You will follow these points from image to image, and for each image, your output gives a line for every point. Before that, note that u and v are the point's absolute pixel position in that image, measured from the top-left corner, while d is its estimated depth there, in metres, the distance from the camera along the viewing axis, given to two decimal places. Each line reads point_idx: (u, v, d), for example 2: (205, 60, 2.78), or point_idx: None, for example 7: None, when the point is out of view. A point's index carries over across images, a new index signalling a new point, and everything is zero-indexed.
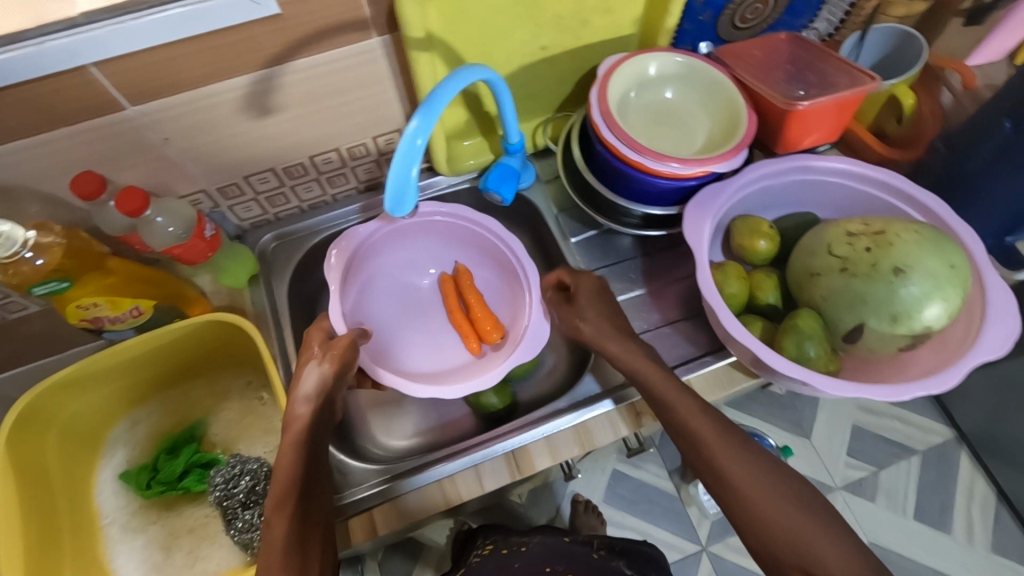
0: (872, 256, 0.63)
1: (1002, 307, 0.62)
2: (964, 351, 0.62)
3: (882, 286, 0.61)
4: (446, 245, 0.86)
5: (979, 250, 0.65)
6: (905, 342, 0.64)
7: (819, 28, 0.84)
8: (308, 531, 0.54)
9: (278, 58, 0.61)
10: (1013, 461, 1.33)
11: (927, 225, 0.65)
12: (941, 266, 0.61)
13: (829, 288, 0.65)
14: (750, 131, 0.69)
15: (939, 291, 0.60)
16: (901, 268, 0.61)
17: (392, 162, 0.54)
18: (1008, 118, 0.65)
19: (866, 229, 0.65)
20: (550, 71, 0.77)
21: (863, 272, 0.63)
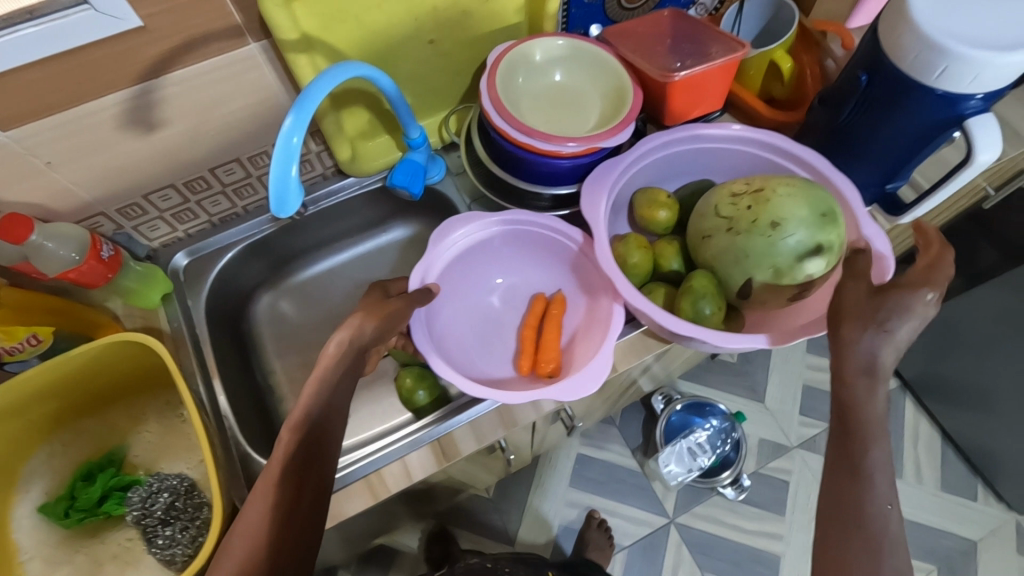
0: (752, 213, 0.65)
1: (876, 250, 0.65)
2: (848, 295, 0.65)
3: (761, 240, 0.64)
4: (530, 258, 0.83)
5: (854, 198, 0.69)
6: (792, 293, 0.66)
7: (706, 3, 0.88)
8: (308, 475, 0.54)
9: (153, 71, 0.60)
10: (952, 402, 1.39)
11: (803, 178, 0.67)
12: (815, 215, 0.63)
13: (719, 248, 0.68)
14: (635, 106, 0.72)
15: (816, 240, 0.63)
16: (777, 221, 0.63)
17: (272, 160, 0.55)
18: (864, 71, 0.65)
19: (748, 188, 0.68)
20: (444, 64, 0.79)
21: (745, 229, 0.65)
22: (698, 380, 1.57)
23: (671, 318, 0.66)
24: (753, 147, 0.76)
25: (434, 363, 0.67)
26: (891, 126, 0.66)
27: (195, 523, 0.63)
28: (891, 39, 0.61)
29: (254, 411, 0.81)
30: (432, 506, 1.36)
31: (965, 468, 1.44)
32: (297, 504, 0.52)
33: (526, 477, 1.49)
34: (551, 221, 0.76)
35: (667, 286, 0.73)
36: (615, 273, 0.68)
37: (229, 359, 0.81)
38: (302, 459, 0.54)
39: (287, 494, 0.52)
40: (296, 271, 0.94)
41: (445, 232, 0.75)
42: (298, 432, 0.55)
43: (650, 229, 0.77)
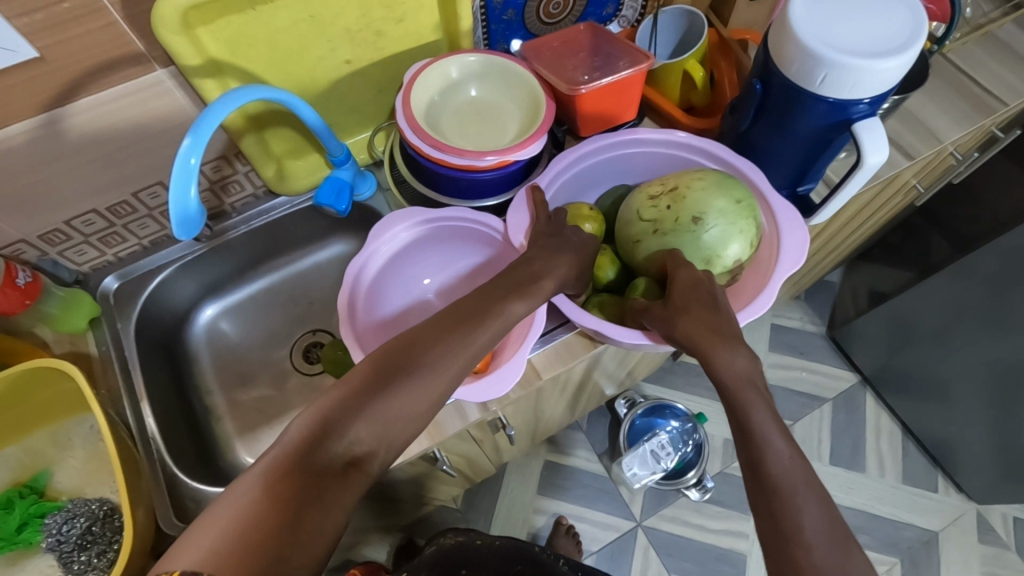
0: (673, 213, 0.66)
1: (786, 222, 0.69)
2: (771, 271, 0.67)
3: (688, 237, 0.65)
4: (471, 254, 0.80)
5: (764, 182, 0.72)
6: (726, 279, 0.68)
7: (627, 16, 0.91)
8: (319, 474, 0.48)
9: (58, 100, 0.61)
10: (909, 395, 1.42)
11: (712, 170, 0.68)
12: (730, 206, 0.65)
13: (648, 251, 0.68)
14: (547, 119, 0.74)
15: (734, 228, 0.65)
16: (698, 216, 0.64)
17: (171, 184, 0.56)
18: (758, 80, 0.68)
19: (663, 188, 0.68)
20: (364, 83, 0.80)
21: (670, 229, 0.66)
22: (661, 383, 1.59)
23: (613, 327, 0.66)
24: (670, 149, 0.78)
25: None
26: (790, 130, 0.69)
27: (113, 548, 0.63)
28: (779, 51, 0.63)
29: (189, 432, 0.81)
30: (397, 519, 1.36)
31: (925, 459, 1.47)
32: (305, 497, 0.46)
33: (493, 486, 1.49)
34: (481, 219, 0.74)
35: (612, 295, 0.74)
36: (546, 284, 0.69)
37: (161, 381, 0.82)
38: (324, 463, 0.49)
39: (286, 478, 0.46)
40: (236, 290, 0.94)
41: (380, 233, 0.73)
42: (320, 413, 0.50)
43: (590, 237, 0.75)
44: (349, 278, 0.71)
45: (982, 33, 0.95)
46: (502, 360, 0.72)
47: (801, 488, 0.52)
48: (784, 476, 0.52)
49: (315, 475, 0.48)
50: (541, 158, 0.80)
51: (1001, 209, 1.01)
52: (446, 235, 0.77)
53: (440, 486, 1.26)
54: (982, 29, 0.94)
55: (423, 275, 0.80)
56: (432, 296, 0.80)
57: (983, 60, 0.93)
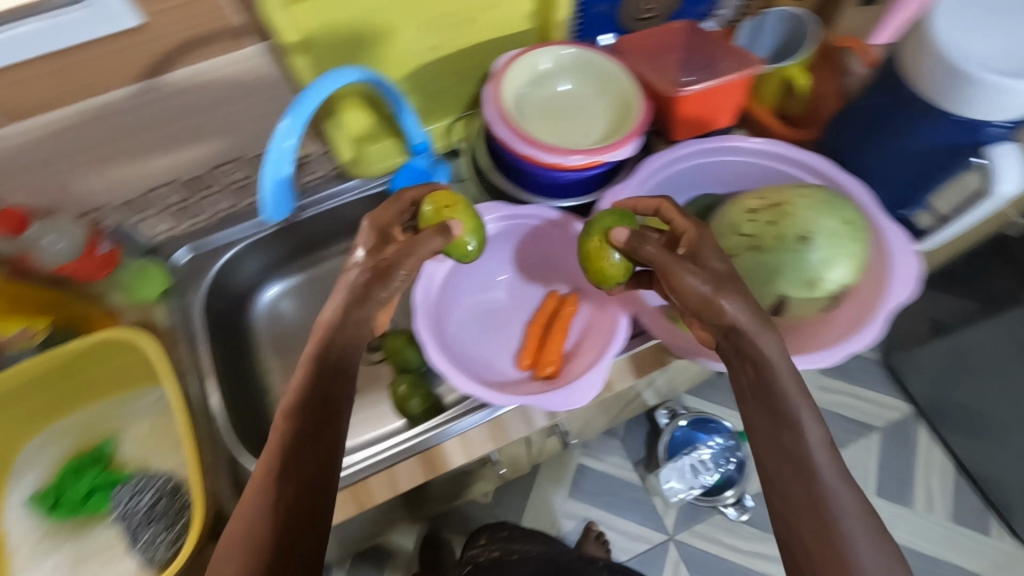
0: (775, 229, 0.62)
1: (897, 248, 0.64)
2: (878, 299, 0.63)
3: (792, 256, 0.60)
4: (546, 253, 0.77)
5: (871, 204, 0.67)
6: (826, 305, 0.63)
7: (724, 15, 0.86)
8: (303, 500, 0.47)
9: (153, 70, 0.61)
10: (970, 434, 1.34)
11: (818, 187, 0.64)
12: (839, 228, 0.61)
13: (744, 268, 0.63)
14: (642, 120, 0.70)
15: (842, 250, 0.60)
16: (804, 235, 0.60)
17: (264, 163, 0.56)
18: (880, 93, 0.63)
19: (766, 203, 0.64)
20: (449, 70, 0.78)
21: (773, 246, 0.61)
22: (704, 397, 1.54)
23: (704, 346, 0.63)
24: (765, 161, 0.74)
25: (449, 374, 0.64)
26: (907, 149, 0.64)
27: (178, 525, 0.62)
28: (912, 63, 0.59)
29: (246, 410, 0.80)
30: (425, 510, 1.35)
31: (979, 501, 1.39)
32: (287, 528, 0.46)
33: (524, 485, 1.47)
34: (562, 218, 0.72)
35: None
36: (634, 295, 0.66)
37: (222, 357, 0.81)
38: (291, 489, 0.47)
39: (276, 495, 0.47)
40: (298, 270, 0.93)
41: None
42: (294, 411, 0.50)
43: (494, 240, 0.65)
44: (424, 273, 0.69)
45: None
46: (576, 368, 0.69)
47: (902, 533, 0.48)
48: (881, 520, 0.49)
49: (292, 501, 0.47)
50: (628, 162, 0.76)
51: None
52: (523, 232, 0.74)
53: (475, 481, 1.25)
54: None
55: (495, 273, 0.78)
56: (502, 295, 0.78)
57: None
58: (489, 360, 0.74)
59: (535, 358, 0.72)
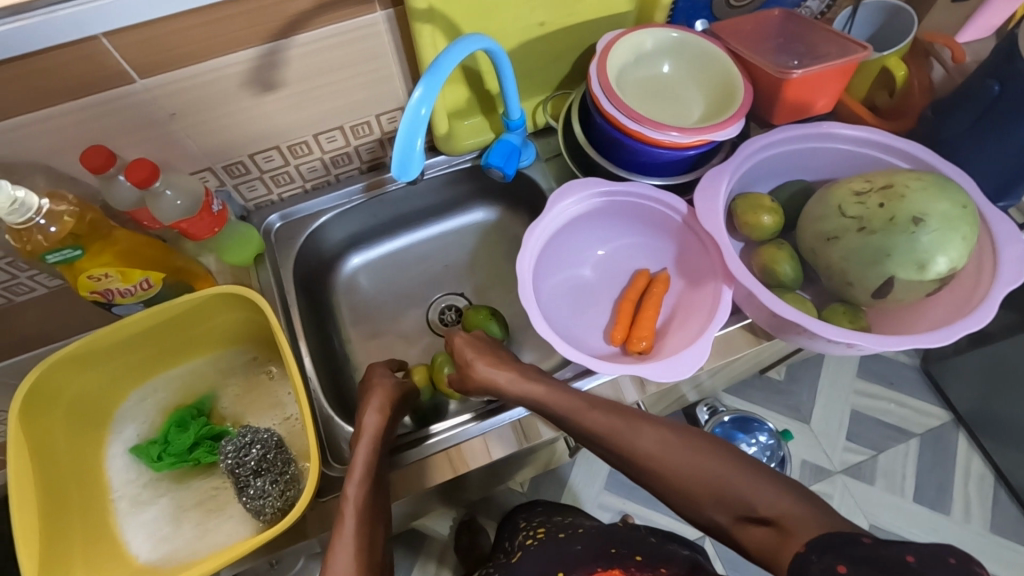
0: (886, 211, 0.62)
1: (1006, 235, 0.64)
2: (986, 284, 0.63)
3: (905, 237, 0.61)
4: (637, 231, 0.78)
5: (975, 190, 0.67)
6: (932, 289, 0.64)
7: (811, 7, 0.83)
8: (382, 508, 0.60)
9: (282, 31, 0.62)
10: (1011, 444, 1.34)
11: (929, 172, 0.65)
12: (954, 211, 0.61)
13: (850, 249, 0.64)
14: (746, 100, 0.71)
15: (958, 232, 0.60)
16: (919, 217, 0.61)
17: (399, 129, 0.56)
18: (995, 80, 0.64)
19: (873, 187, 0.65)
20: (547, 49, 0.79)
21: (882, 228, 0.62)
22: (743, 395, 1.53)
23: (815, 321, 0.63)
24: (861, 148, 0.75)
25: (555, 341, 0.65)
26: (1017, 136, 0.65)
27: (284, 477, 0.63)
28: None
29: (329, 376, 0.82)
30: (465, 496, 1.36)
31: (1020, 512, 1.39)
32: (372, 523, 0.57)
33: (562, 475, 1.48)
34: (660, 194, 0.73)
35: (793, 293, 0.71)
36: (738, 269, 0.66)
37: (309, 324, 0.83)
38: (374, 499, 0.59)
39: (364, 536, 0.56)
40: (374, 244, 0.95)
41: (559, 200, 0.72)
42: (366, 477, 0.59)
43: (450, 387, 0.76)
44: (526, 244, 0.70)
45: None
46: (673, 343, 0.70)
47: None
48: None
49: (377, 503, 0.59)
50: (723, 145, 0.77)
51: None
52: (618, 208, 0.75)
53: (520, 467, 1.26)
54: None
55: (585, 250, 0.79)
56: (590, 271, 0.79)
57: None
58: (579, 334, 0.75)
59: (629, 333, 0.73)
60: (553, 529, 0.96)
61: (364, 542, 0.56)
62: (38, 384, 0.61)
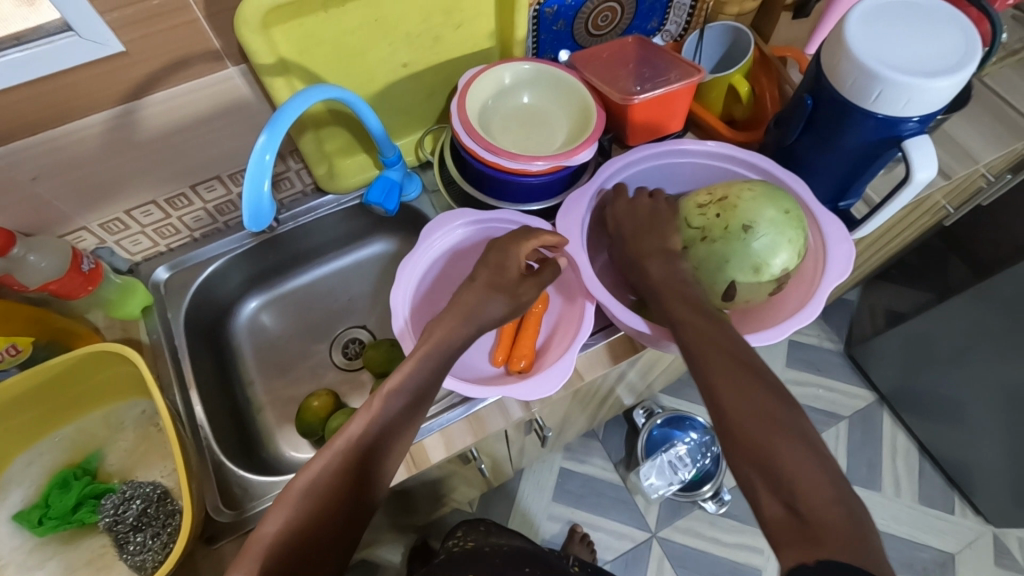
0: (723, 221, 0.67)
1: (834, 235, 0.70)
2: (819, 281, 0.69)
3: (738, 244, 0.66)
4: None
5: (807, 194, 0.73)
6: (772, 289, 0.69)
7: (670, 31, 0.93)
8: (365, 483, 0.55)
9: (135, 92, 0.64)
10: (928, 416, 1.42)
11: (760, 181, 0.70)
12: (779, 216, 0.66)
13: (697, 259, 0.68)
14: (597, 127, 0.76)
15: (784, 236, 0.66)
16: (748, 225, 0.66)
17: (246, 178, 0.58)
18: (810, 95, 0.70)
19: (712, 198, 0.70)
20: (417, 86, 0.82)
21: (720, 236, 0.67)
22: (678, 395, 1.59)
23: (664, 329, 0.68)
24: (712, 160, 0.80)
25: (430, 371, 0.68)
26: (837, 144, 0.71)
27: (167, 530, 0.64)
28: (832, 68, 0.65)
29: (231, 421, 0.82)
30: (413, 521, 1.36)
31: (942, 481, 1.46)
32: (361, 476, 0.55)
33: (509, 490, 1.50)
34: (527, 218, 0.76)
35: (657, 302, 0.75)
36: (597, 287, 0.71)
37: (206, 370, 0.83)
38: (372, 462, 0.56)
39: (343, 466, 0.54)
40: (278, 283, 0.96)
41: (429, 233, 0.75)
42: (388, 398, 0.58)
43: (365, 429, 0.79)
44: (400, 279, 0.72)
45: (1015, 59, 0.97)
46: (548, 359, 0.73)
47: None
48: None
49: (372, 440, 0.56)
50: (588, 166, 0.82)
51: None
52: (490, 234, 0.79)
53: (461, 487, 1.28)
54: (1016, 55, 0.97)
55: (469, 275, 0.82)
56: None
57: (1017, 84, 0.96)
58: (466, 358, 0.77)
59: (509, 352, 0.76)
60: (480, 543, 0.94)
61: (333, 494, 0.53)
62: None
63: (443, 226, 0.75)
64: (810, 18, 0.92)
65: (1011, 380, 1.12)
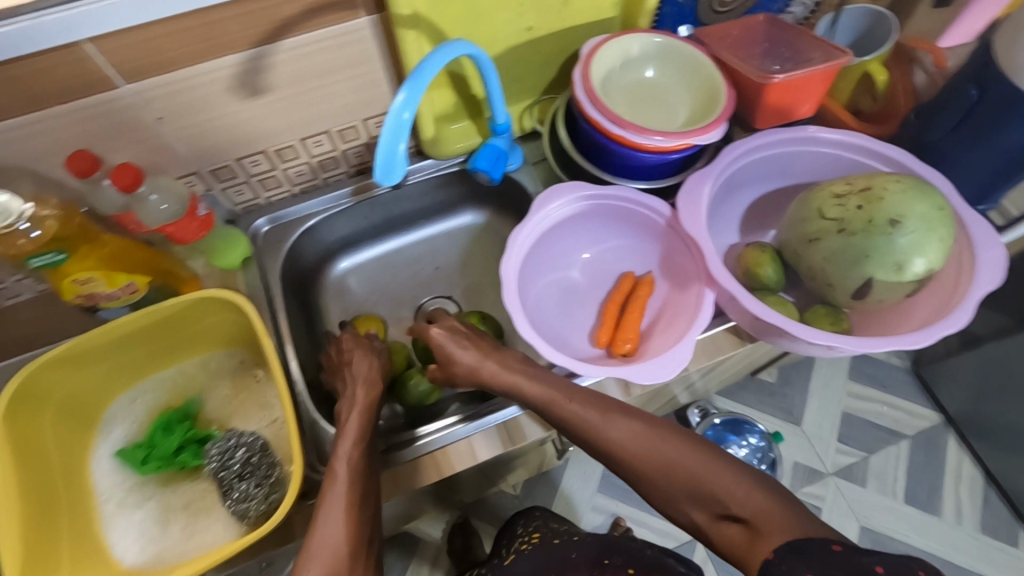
0: (864, 213, 0.63)
1: (984, 238, 0.65)
2: (964, 287, 0.64)
3: (882, 239, 0.61)
4: (621, 233, 0.79)
5: (953, 192, 0.68)
6: (911, 289, 0.64)
7: (795, 13, 0.88)
8: (372, 478, 0.59)
9: (270, 36, 0.63)
10: (1004, 445, 1.34)
11: (908, 174, 0.65)
12: (931, 209, 0.62)
13: (829, 250, 0.66)
14: (728, 107, 0.71)
15: (934, 235, 0.61)
16: (896, 219, 0.61)
17: (382, 135, 0.57)
18: (975, 85, 0.65)
19: (856, 187, 0.66)
20: (534, 53, 0.80)
21: (861, 229, 0.63)
22: (735, 397, 1.53)
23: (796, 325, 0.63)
24: (846, 151, 0.75)
25: (544, 349, 0.65)
26: (998, 141, 0.65)
27: (269, 481, 0.63)
28: (1010, 54, 0.60)
29: (317, 379, 0.82)
30: (459, 498, 1.36)
31: (1008, 512, 1.39)
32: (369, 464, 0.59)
33: (554, 477, 1.49)
34: (645, 197, 0.73)
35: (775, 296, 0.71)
36: (720, 272, 0.66)
37: (297, 327, 0.83)
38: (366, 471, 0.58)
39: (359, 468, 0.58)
40: (363, 247, 0.95)
41: (546, 202, 0.72)
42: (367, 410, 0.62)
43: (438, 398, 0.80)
44: (514, 245, 0.70)
45: None
46: (656, 345, 0.70)
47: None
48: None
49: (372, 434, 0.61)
50: (706, 149, 0.78)
51: None
52: (603, 212, 0.76)
53: (512, 470, 1.26)
54: None
55: (569, 250, 0.79)
56: (575, 274, 0.79)
57: None
58: (566, 336, 0.75)
59: (613, 334, 0.73)
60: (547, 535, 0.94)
61: (354, 505, 0.56)
62: (104, 346, 0.66)
63: (560, 197, 0.73)
64: None
65: None
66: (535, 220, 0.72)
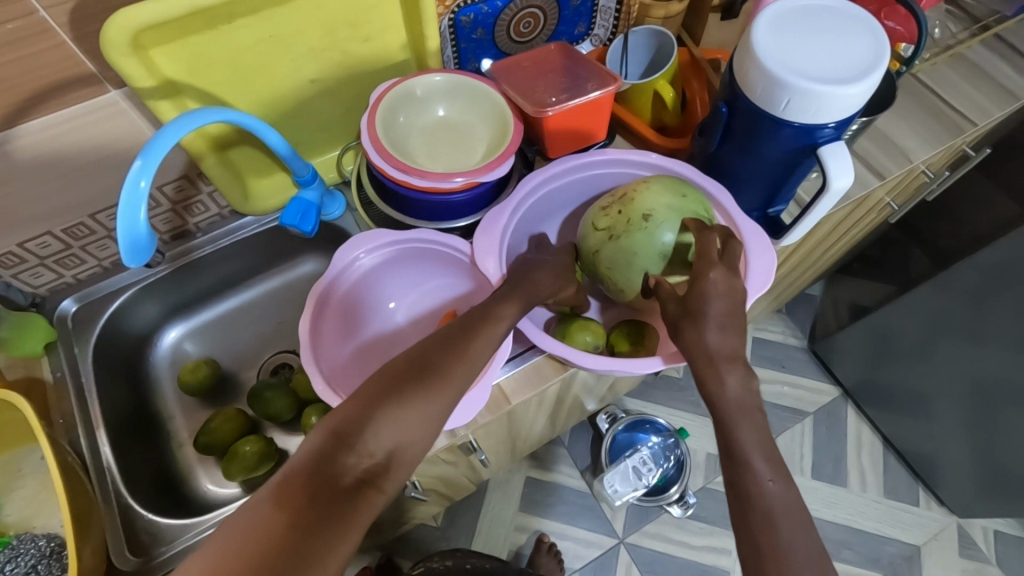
0: (624, 216, 0.67)
1: (755, 246, 0.70)
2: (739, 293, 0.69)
3: (642, 234, 0.65)
4: (434, 275, 0.79)
5: (728, 202, 0.73)
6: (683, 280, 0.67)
7: (599, 35, 0.91)
8: (377, 447, 0.48)
9: (6, 122, 0.60)
10: (892, 409, 1.35)
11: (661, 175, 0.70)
12: (674, 197, 0.66)
13: (609, 259, 0.68)
14: (514, 142, 0.73)
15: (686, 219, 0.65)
16: (648, 213, 0.65)
17: (119, 209, 0.54)
18: (724, 103, 0.67)
19: (619, 194, 0.70)
20: (331, 102, 0.79)
21: (624, 231, 0.66)
22: (643, 397, 1.53)
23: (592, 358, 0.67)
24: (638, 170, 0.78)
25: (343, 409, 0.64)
26: (756, 153, 0.68)
27: None
28: (742, 74, 0.63)
29: (143, 460, 0.79)
30: (374, 539, 1.30)
31: (907, 473, 1.41)
32: (370, 427, 0.48)
33: (473, 503, 1.43)
34: (445, 238, 0.73)
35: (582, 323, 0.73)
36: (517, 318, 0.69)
37: (119, 406, 0.79)
38: (356, 426, 0.48)
39: (351, 416, 0.48)
40: (200, 310, 0.92)
41: (344, 256, 0.72)
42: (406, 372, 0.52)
43: (276, 455, 0.80)
44: (312, 305, 0.69)
45: (950, 54, 0.98)
46: (468, 385, 0.70)
47: (778, 506, 0.48)
48: (747, 495, 0.49)
49: (391, 395, 0.50)
50: (510, 178, 0.80)
51: (981, 224, 0.98)
52: (410, 257, 0.76)
53: (418, 506, 1.23)
54: (950, 50, 0.97)
55: (388, 296, 0.79)
56: (399, 319, 0.79)
57: (953, 80, 0.96)
58: None
59: None
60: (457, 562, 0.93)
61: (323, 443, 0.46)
62: None
63: (358, 249, 0.72)
64: (739, 20, 0.90)
65: (978, 369, 1.07)
66: (334, 275, 0.71)
